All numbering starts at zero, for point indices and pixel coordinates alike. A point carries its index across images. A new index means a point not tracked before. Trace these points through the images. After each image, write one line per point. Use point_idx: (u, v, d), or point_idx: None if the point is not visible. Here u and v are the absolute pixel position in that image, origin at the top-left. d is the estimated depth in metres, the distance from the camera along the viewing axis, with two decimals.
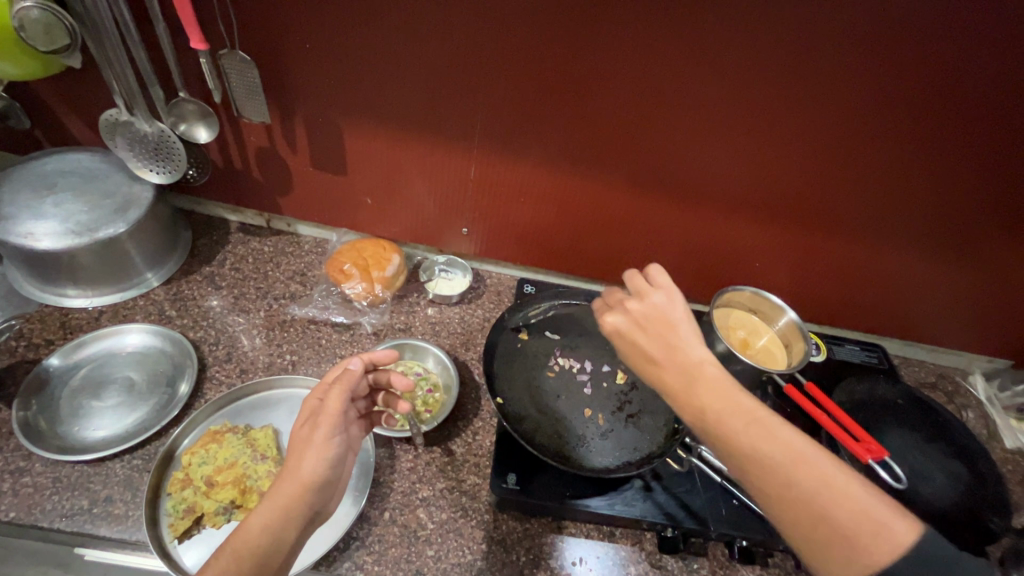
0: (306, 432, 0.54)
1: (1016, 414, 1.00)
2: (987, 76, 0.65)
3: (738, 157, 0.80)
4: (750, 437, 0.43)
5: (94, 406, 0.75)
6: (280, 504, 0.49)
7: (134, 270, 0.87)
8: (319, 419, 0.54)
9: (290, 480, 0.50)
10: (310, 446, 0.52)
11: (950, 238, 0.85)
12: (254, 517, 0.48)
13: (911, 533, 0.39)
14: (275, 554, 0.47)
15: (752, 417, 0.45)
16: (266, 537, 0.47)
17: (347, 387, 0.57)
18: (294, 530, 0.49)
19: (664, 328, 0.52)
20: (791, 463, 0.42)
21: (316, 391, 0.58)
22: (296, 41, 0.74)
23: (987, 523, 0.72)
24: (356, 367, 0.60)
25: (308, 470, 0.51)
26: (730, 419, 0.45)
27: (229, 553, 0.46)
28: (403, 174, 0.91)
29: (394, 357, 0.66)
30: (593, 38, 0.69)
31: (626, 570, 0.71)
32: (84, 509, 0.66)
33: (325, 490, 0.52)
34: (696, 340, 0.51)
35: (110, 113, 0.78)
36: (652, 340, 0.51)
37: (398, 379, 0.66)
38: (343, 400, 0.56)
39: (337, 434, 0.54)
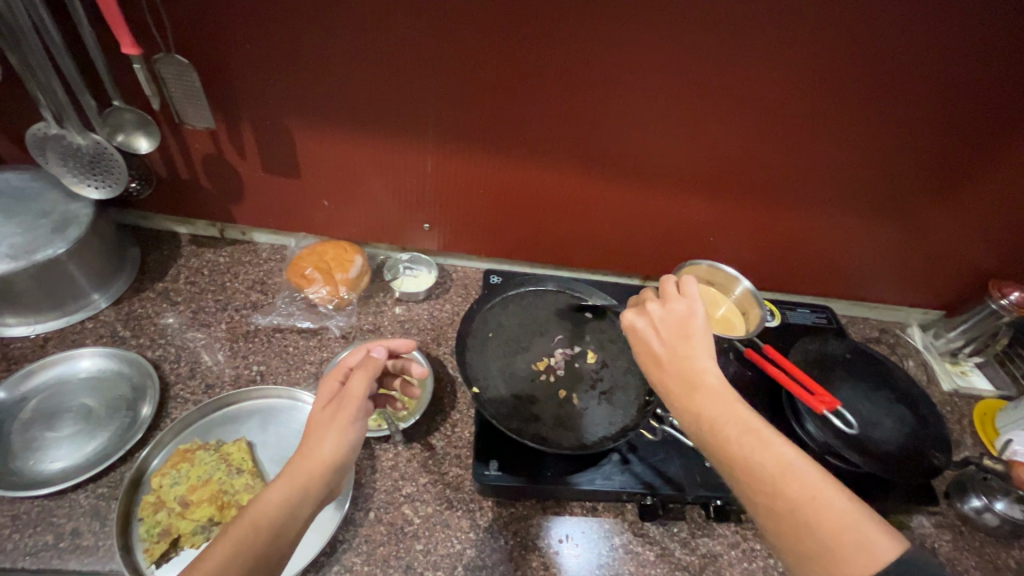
0: (328, 414, 0.55)
1: (950, 359, 1.09)
2: (903, 47, 0.71)
3: (688, 136, 0.83)
4: (747, 447, 0.46)
5: (49, 437, 0.72)
6: (298, 482, 0.50)
7: (78, 291, 0.83)
8: (342, 404, 0.55)
9: (310, 459, 0.52)
10: (333, 427, 0.54)
11: (883, 200, 0.92)
12: (272, 492, 0.50)
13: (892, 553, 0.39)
14: (288, 531, 0.49)
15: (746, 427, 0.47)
16: (282, 514, 0.49)
17: (372, 371, 0.58)
18: (308, 506, 0.51)
19: (680, 332, 0.55)
20: (797, 484, 0.43)
21: (335, 374, 0.60)
22: (238, 43, 0.72)
23: (931, 459, 0.79)
24: (378, 354, 0.61)
25: (330, 449, 0.52)
26: (726, 426, 0.47)
27: (248, 526, 0.47)
28: (359, 173, 0.90)
29: (411, 346, 0.67)
30: (541, 27, 0.71)
31: (610, 541, 0.74)
32: (49, 544, 0.63)
33: (342, 473, 0.54)
34: (706, 349, 0.53)
35: (37, 127, 0.73)
36: (664, 340, 0.54)
37: (416, 367, 0.69)
38: (367, 385, 0.57)
39: (359, 419, 0.56)
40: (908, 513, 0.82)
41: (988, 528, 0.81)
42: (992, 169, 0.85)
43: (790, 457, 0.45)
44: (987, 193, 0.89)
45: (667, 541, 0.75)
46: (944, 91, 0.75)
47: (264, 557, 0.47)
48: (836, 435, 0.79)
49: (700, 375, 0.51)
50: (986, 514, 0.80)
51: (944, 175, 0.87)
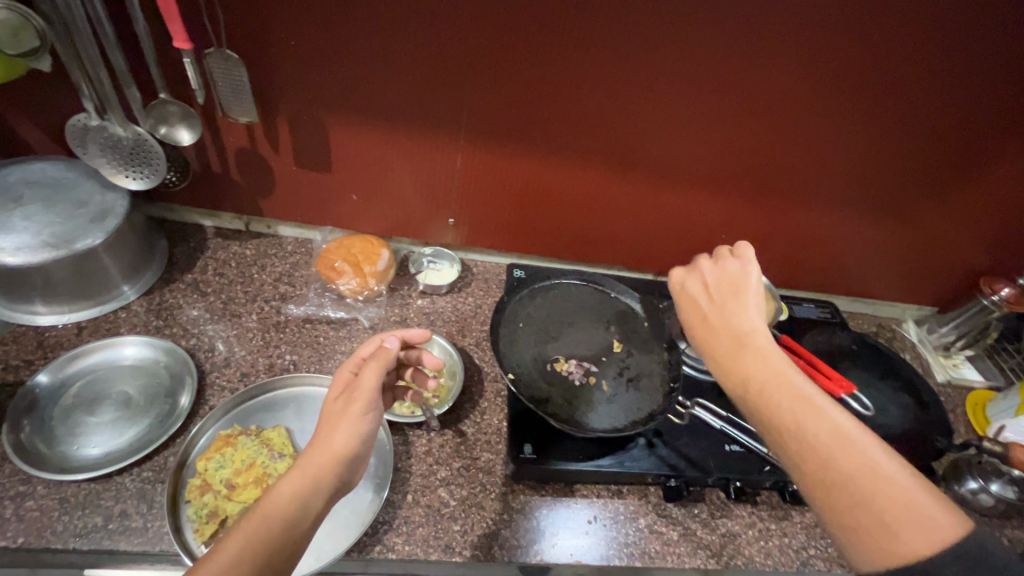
0: (340, 406, 0.58)
1: (943, 353, 1.15)
2: (913, 58, 0.76)
3: (708, 138, 0.88)
4: (803, 416, 0.49)
5: (91, 423, 0.73)
6: (311, 472, 0.53)
7: (111, 282, 0.84)
8: (354, 394, 0.58)
9: (323, 450, 0.54)
10: (346, 418, 0.56)
11: (888, 201, 0.97)
12: (286, 483, 0.52)
13: (957, 529, 0.42)
14: (304, 518, 0.51)
15: (807, 399, 0.50)
16: (295, 504, 0.51)
17: (383, 364, 0.61)
18: (321, 497, 0.53)
19: (722, 295, 0.60)
20: (855, 456, 0.46)
21: (348, 366, 0.63)
22: (285, 40, 0.75)
23: (934, 442, 0.84)
24: (392, 345, 0.64)
25: (342, 441, 0.55)
26: (779, 393, 0.51)
27: (264, 516, 0.49)
28: (390, 169, 0.92)
29: (426, 336, 0.69)
30: (577, 29, 0.74)
31: (636, 522, 0.78)
32: (98, 526, 0.65)
33: (353, 463, 0.56)
34: (755, 311, 0.58)
35: (79, 117, 0.75)
36: (714, 305, 0.59)
37: (429, 358, 0.71)
38: (379, 376, 0.59)
39: (371, 410, 0.58)
40: None
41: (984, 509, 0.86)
42: (988, 172, 0.91)
43: (843, 426, 0.48)
44: (983, 195, 0.95)
45: (689, 521, 0.79)
46: (951, 96, 0.81)
47: (279, 548, 0.48)
48: None
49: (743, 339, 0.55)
50: (981, 496, 0.85)
51: (946, 176, 0.92)
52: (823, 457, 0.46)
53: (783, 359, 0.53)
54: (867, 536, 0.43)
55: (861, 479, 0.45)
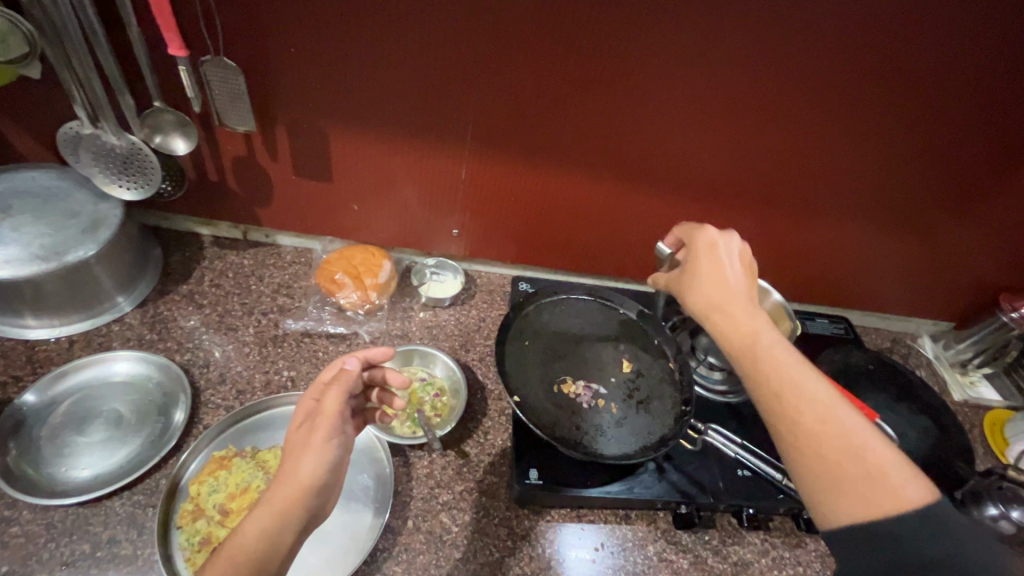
0: (304, 434, 0.55)
1: (960, 370, 1.12)
2: (938, 69, 0.73)
3: (721, 149, 0.85)
4: (790, 389, 0.49)
5: (80, 443, 0.70)
6: (273, 510, 0.50)
7: (104, 294, 0.81)
8: (317, 422, 0.55)
9: (285, 485, 0.51)
10: (307, 449, 0.53)
11: (906, 216, 0.94)
12: (248, 523, 0.49)
13: (921, 496, 0.44)
14: (270, 559, 0.49)
15: (785, 364, 0.51)
16: (262, 541, 0.49)
17: (344, 387, 0.57)
18: (288, 535, 0.50)
19: (710, 260, 0.59)
20: (835, 425, 0.47)
21: (310, 391, 0.59)
22: (285, 47, 0.72)
23: (954, 469, 0.81)
24: (352, 366, 0.60)
25: (304, 474, 0.52)
26: (766, 364, 0.51)
27: (228, 557, 0.47)
28: (392, 178, 0.89)
29: (390, 355, 0.64)
30: (588, 37, 0.71)
31: (645, 549, 0.75)
32: (86, 554, 0.62)
33: (324, 495, 0.53)
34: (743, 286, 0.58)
35: (71, 125, 0.73)
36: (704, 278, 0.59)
37: (395, 376, 0.67)
38: (340, 400, 0.56)
39: (335, 437, 0.54)
40: None
41: None
42: (1012, 187, 0.88)
43: (826, 398, 0.48)
44: (1006, 210, 0.91)
45: (700, 549, 0.76)
46: (976, 109, 0.77)
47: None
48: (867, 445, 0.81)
49: (726, 302, 0.56)
50: None
51: (968, 190, 0.89)
52: (803, 426, 0.47)
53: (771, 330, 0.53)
54: (843, 501, 0.45)
55: (840, 449, 0.46)
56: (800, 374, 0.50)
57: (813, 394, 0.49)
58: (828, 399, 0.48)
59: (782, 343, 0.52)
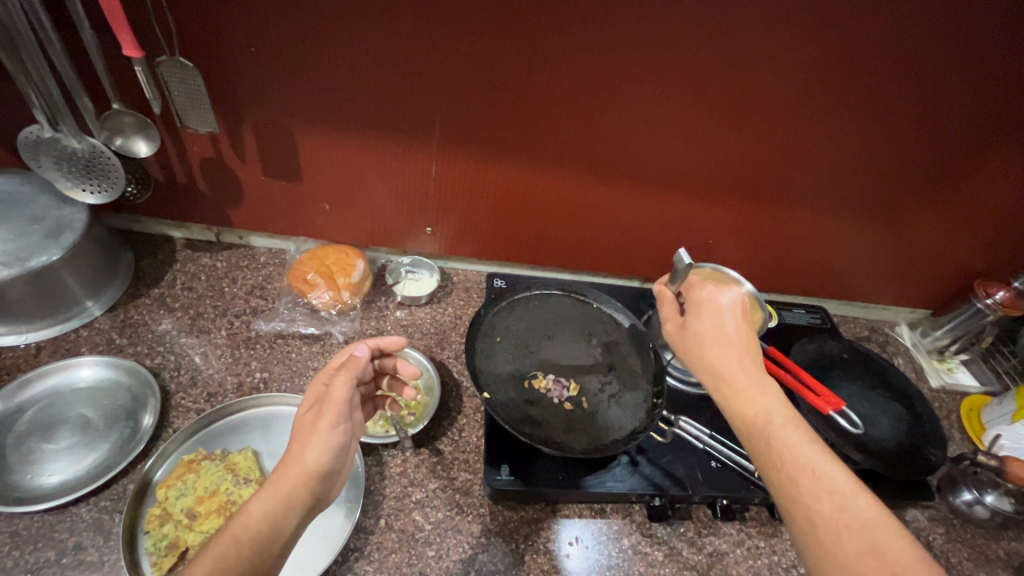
0: (311, 419, 0.56)
1: (937, 357, 1.12)
2: (901, 57, 0.73)
3: (691, 140, 0.84)
4: (797, 460, 0.49)
5: (46, 450, 0.69)
6: (280, 491, 0.51)
7: (72, 299, 0.81)
8: (323, 407, 0.56)
9: (293, 468, 0.53)
10: (315, 434, 0.55)
11: (878, 204, 0.94)
12: (255, 503, 0.51)
13: None
14: (275, 538, 0.50)
15: (800, 451, 0.49)
16: (266, 523, 0.50)
17: (353, 373, 0.59)
18: (293, 516, 0.51)
19: (710, 320, 0.58)
20: (842, 506, 0.46)
21: (321, 377, 0.61)
22: (243, 45, 0.71)
23: (927, 456, 0.82)
24: (361, 354, 0.62)
25: (311, 458, 0.53)
26: (776, 432, 0.50)
27: (232, 540, 0.48)
28: (362, 177, 0.89)
29: (402, 344, 0.67)
30: (549, 29, 0.71)
31: (619, 542, 0.75)
32: (51, 560, 0.62)
33: (328, 478, 0.55)
34: (749, 354, 0.56)
35: (29, 130, 0.71)
36: (712, 337, 0.57)
37: (405, 365, 0.69)
38: (348, 387, 0.58)
39: (342, 422, 0.56)
40: (903, 507, 0.85)
41: (978, 520, 0.83)
42: (979, 174, 0.88)
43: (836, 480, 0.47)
44: (976, 195, 0.92)
45: (675, 541, 0.76)
46: (942, 95, 0.77)
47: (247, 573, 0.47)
48: (838, 434, 0.81)
49: (735, 370, 0.55)
50: (976, 507, 0.83)
51: (937, 177, 0.89)
52: (811, 500, 0.47)
53: (779, 404, 0.52)
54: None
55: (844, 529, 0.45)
56: (814, 455, 0.49)
57: (831, 484, 0.47)
58: (846, 487, 0.47)
59: (793, 427, 0.51)
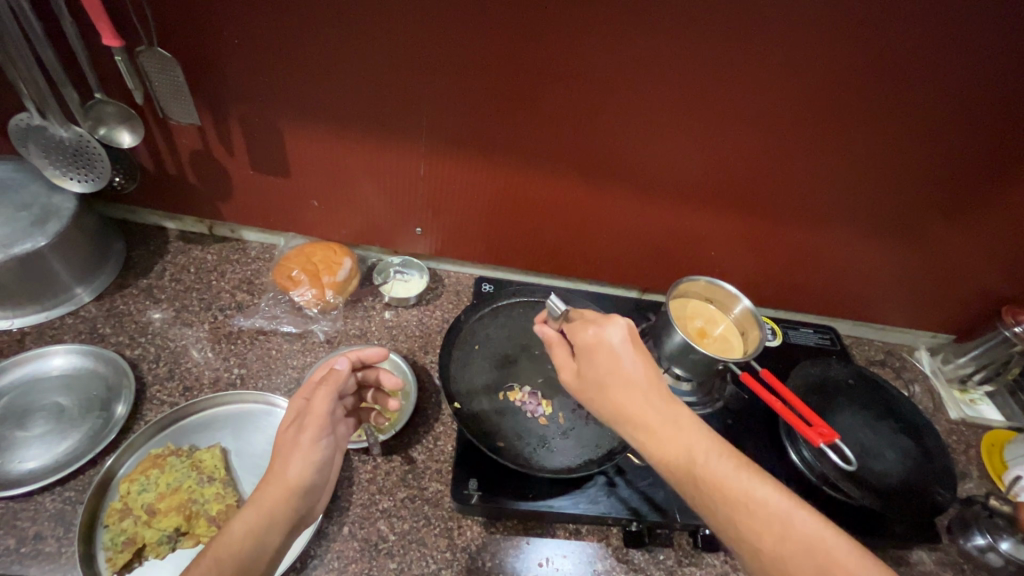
0: (292, 434, 0.55)
1: (958, 386, 1.05)
2: (920, 65, 0.68)
3: (690, 147, 0.80)
4: (722, 481, 0.48)
5: (18, 437, 0.70)
6: (263, 508, 0.50)
7: (60, 286, 0.81)
8: (305, 421, 0.55)
9: (275, 484, 0.52)
10: (297, 449, 0.53)
11: (895, 220, 0.88)
12: (237, 523, 0.50)
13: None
14: (258, 559, 0.49)
15: (720, 475, 0.49)
16: (249, 544, 0.49)
17: (334, 387, 0.57)
18: (276, 535, 0.51)
19: (607, 364, 0.54)
20: (772, 516, 0.47)
21: (302, 390, 0.59)
22: (224, 38, 0.70)
23: (933, 496, 0.76)
24: (342, 366, 0.59)
25: (294, 473, 0.52)
26: (699, 463, 0.49)
27: (211, 560, 0.47)
28: (350, 174, 0.87)
29: (383, 356, 0.65)
30: (539, 27, 0.68)
31: (593, 567, 0.70)
32: (10, 549, 0.62)
33: (311, 494, 0.54)
34: (648, 389, 0.53)
35: (19, 117, 0.71)
36: (611, 385, 0.54)
37: (387, 378, 0.68)
38: (329, 401, 0.56)
39: (324, 437, 0.55)
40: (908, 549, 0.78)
41: (991, 568, 0.76)
42: (1008, 193, 0.81)
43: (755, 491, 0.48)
44: (1005, 215, 0.85)
45: (652, 569, 0.71)
46: (967, 107, 0.71)
47: None
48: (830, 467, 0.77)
49: (641, 410, 0.52)
50: (989, 554, 0.75)
51: (961, 195, 0.83)
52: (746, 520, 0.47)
53: (693, 432, 0.51)
54: None
55: (779, 542, 0.46)
56: (732, 477, 0.49)
57: (753, 497, 0.48)
58: (767, 498, 0.47)
59: (716, 454, 0.50)
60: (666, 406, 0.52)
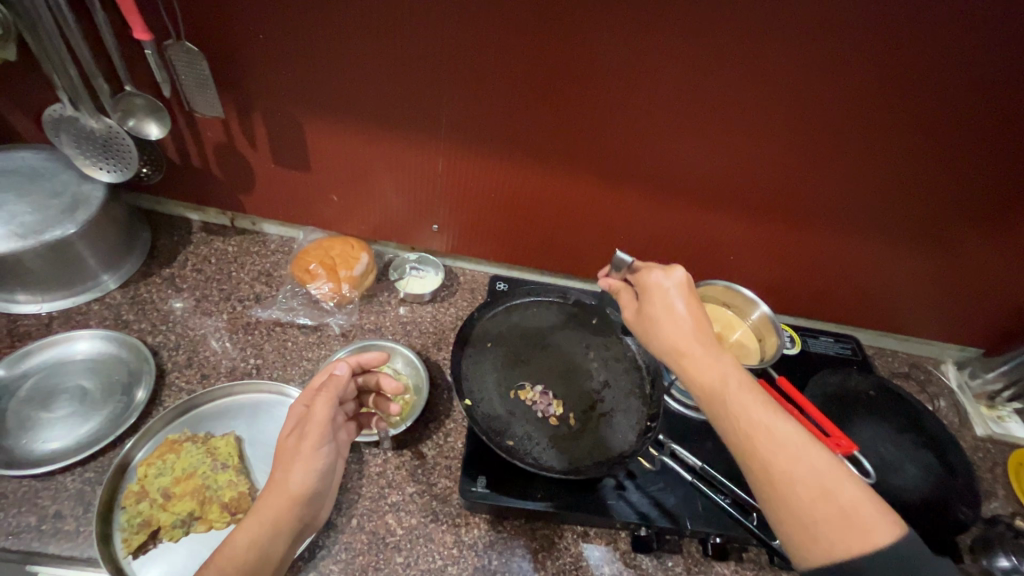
0: (293, 442, 0.55)
1: (986, 402, 1.01)
2: (954, 70, 0.65)
3: (712, 150, 0.79)
4: (756, 418, 0.48)
5: (43, 418, 0.72)
6: (268, 517, 0.51)
7: (87, 272, 0.83)
8: (306, 429, 0.55)
9: (278, 493, 0.52)
10: (298, 458, 0.54)
11: (923, 229, 0.85)
12: (240, 533, 0.50)
13: (887, 535, 0.42)
14: (263, 568, 0.50)
15: (753, 409, 0.48)
16: (254, 553, 0.50)
17: (334, 394, 0.58)
18: (279, 545, 0.52)
19: (661, 302, 0.56)
20: (799, 457, 0.45)
21: (302, 398, 0.59)
22: (250, 34, 0.71)
23: (955, 513, 0.73)
24: (342, 372, 0.60)
25: (296, 483, 0.53)
26: (733, 396, 0.49)
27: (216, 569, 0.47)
28: (370, 170, 0.88)
29: (382, 359, 0.68)
30: (559, 26, 0.67)
31: (600, 570, 0.70)
32: (32, 526, 0.64)
33: (313, 502, 0.55)
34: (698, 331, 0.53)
35: (53, 108, 0.74)
36: (662, 320, 0.55)
37: (387, 382, 0.69)
38: (330, 408, 0.57)
39: (325, 444, 0.56)
40: None
41: None
42: None
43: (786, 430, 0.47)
44: None
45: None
46: (1003, 113, 0.69)
47: None
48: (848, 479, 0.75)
49: (688, 344, 0.53)
50: None
51: (995, 205, 0.80)
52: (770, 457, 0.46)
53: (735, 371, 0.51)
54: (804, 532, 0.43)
55: (802, 481, 0.44)
56: (767, 416, 0.48)
57: (782, 436, 0.46)
58: (798, 440, 0.46)
59: (748, 387, 0.50)
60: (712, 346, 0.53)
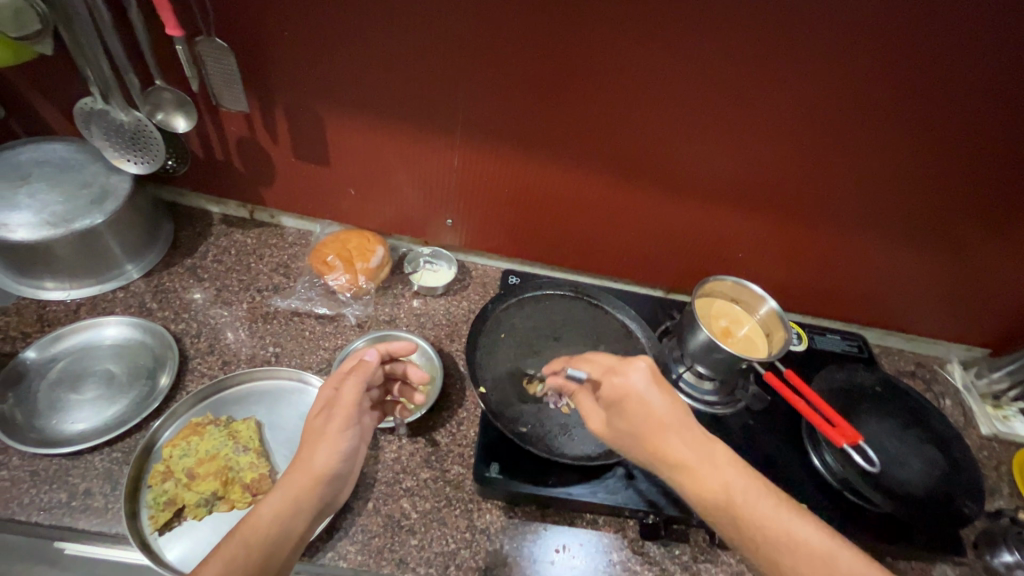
0: (320, 423, 0.58)
1: (991, 401, 1.02)
2: (962, 71, 0.67)
3: (723, 148, 0.80)
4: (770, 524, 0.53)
5: (72, 399, 0.75)
6: (291, 493, 0.53)
7: (113, 261, 0.86)
8: (334, 413, 0.57)
9: (302, 471, 0.55)
10: (323, 439, 0.56)
11: (931, 229, 0.87)
12: (264, 508, 0.53)
13: None
14: (282, 544, 0.51)
15: (767, 514, 0.53)
16: (275, 527, 0.52)
17: (361, 378, 0.60)
18: (301, 522, 0.53)
19: (638, 409, 0.57)
20: (816, 553, 0.51)
21: (331, 380, 0.62)
22: (276, 31, 0.74)
23: (960, 507, 0.75)
24: (372, 358, 0.63)
25: (320, 462, 0.55)
26: (744, 505, 0.53)
27: (241, 541, 0.50)
28: (387, 165, 0.90)
29: (410, 349, 0.70)
30: (576, 25, 0.69)
31: (609, 556, 0.72)
32: (62, 502, 0.66)
33: (335, 481, 0.57)
34: (682, 436, 0.56)
35: (85, 101, 0.77)
36: (644, 428, 0.56)
37: (414, 371, 0.72)
38: (357, 391, 0.59)
39: (351, 428, 0.58)
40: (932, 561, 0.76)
41: None
42: None
43: (801, 532, 0.52)
44: None
45: (668, 563, 0.72)
46: (1010, 114, 0.70)
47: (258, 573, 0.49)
48: (851, 470, 0.77)
49: (678, 455, 0.55)
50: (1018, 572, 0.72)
51: (1001, 205, 0.81)
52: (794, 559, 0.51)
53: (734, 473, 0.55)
54: None
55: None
56: (782, 519, 0.53)
57: (799, 537, 0.52)
58: (812, 539, 0.52)
59: (755, 493, 0.54)
60: (700, 449, 0.56)
